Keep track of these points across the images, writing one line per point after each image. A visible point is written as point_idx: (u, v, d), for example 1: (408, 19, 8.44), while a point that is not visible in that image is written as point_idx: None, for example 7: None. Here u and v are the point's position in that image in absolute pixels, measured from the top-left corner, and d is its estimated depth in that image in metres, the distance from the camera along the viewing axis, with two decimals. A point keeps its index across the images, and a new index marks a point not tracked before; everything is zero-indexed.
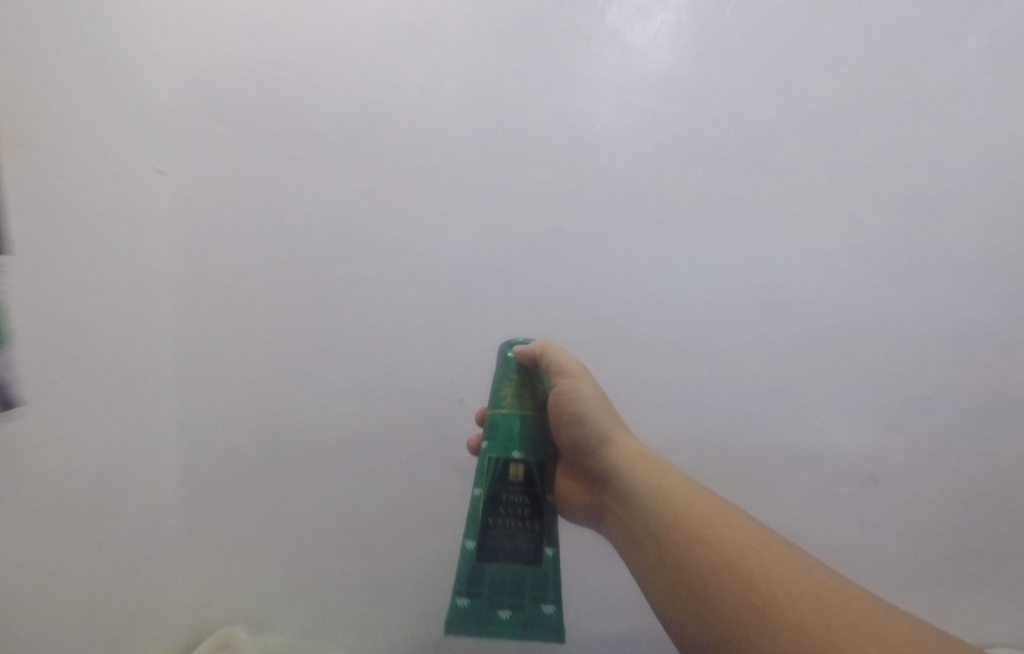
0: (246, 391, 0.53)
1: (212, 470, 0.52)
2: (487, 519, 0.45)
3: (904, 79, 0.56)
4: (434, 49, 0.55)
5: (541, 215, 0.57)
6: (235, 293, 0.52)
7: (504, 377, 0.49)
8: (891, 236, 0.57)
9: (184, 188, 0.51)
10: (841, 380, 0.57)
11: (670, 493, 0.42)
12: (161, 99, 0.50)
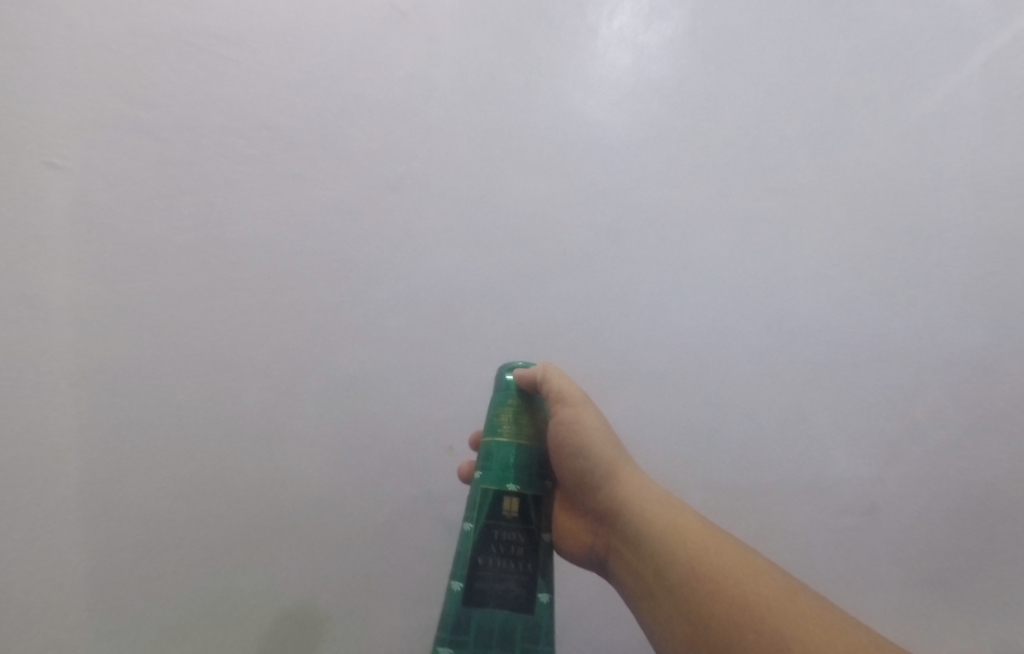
0: (186, 411, 0.45)
1: (144, 463, 0.44)
2: (476, 558, 0.36)
3: (892, 94, 0.58)
4: (420, 41, 0.54)
5: (524, 215, 0.54)
6: (150, 298, 0.46)
7: (500, 400, 0.42)
8: (887, 245, 0.55)
9: (94, 182, 0.46)
10: (859, 400, 0.53)
11: (678, 533, 0.37)
12: (82, 84, 0.47)
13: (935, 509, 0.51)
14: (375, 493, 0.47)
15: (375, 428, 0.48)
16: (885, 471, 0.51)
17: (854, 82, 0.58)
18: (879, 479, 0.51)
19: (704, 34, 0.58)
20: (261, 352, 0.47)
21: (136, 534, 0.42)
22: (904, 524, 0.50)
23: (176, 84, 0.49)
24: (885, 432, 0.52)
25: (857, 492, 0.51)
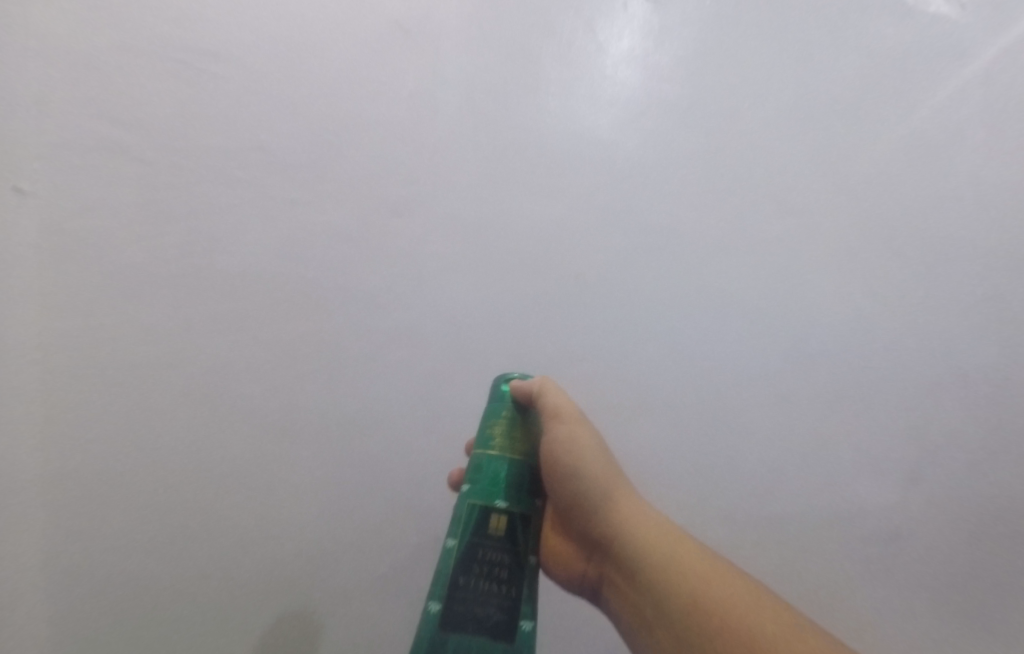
0: (167, 433, 0.42)
1: (121, 481, 0.41)
2: (457, 578, 0.33)
3: (925, 111, 0.54)
4: (423, 56, 0.49)
5: (531, 242, 0.51)
6: (136, 334, 0.43)
7: (494, 413, 0.39)
8: (916, 267, 0.52)
9: (65, 210, 0.42)
10: (893, 430, 0.49)
11: (668, 558, 0.34)
12: (48, 97, 0.42)
13: (980, 550, 0.46)
14: (371, 535, 0.44)
15: (370, 464, 0.45)
16: (918, 510, 0.47)
17: (868, 102, 0.54)
18: (914, 516, 0.47)
19: (710, 52, 0.55)
20: (249, 389, 0.45)
21: (101, 561, 0.39)
22: (947, 568, 0.45)
23: (148, 97, 0.43)
24: (913, 465, 0.48)
25: (892, 532, 0.46)
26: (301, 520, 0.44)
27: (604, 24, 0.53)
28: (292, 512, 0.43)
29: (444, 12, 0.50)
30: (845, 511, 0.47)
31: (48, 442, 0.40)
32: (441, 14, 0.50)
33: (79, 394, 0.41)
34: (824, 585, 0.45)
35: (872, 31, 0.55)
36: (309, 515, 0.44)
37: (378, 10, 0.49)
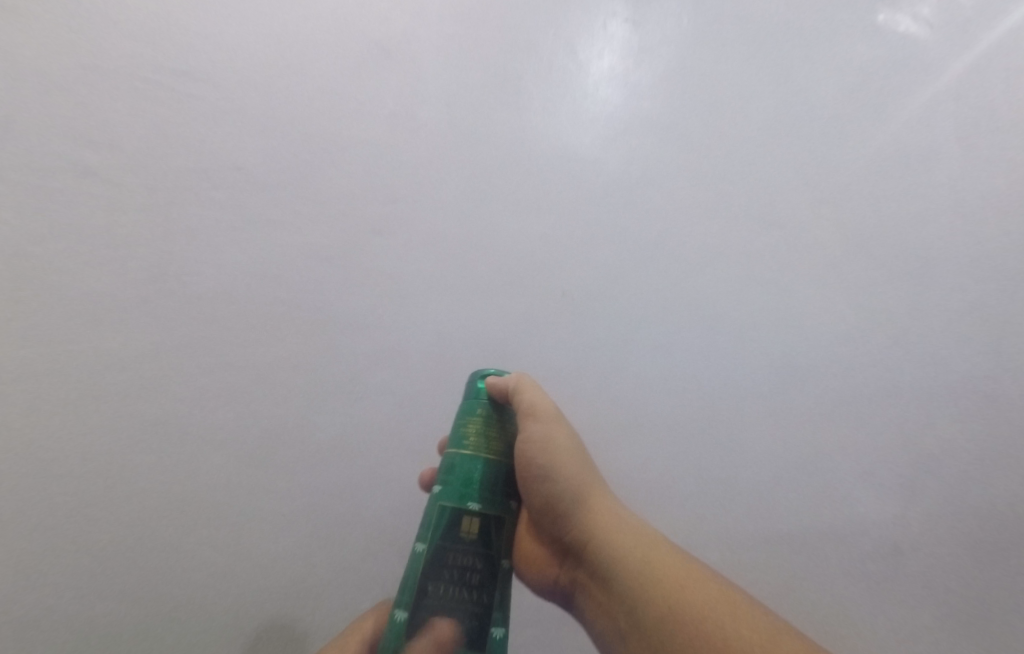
0: (146, 455, 0.41)
1: (98, 504, 0.39)
2: (426, 585, 0.32)
3: (903, 126, 0.55)
4: (402, 75, 0.48)
5: (518, 261, 0.50)
6: (108, 362, 0.41)
7: (468, 411, 0.37)
8: (904, 277, 0.52)
9: (30, 235, 0.40)
10: (893, 442, 0.48)
11: (641, 561, 0.35)
12: (12, 117, 0.40)
13: (980, 563, 0.45)
14: (354, 563, 0.44)
15: (350, 490, 0.45)
16: (916, 523, 0.46)
17: (847, 118, 0.55)
18: (910, 527, 0.46)
19: (690, 70, 0.55)
20: (222, 416, 0.43)
21: (84, 584, 0.38)
22: (944, 581, 0.44)
23: (118, 118, 0.42)
24: (909, 476, 0.47)
25: (888, 545, 0.45)
26: (277, 548, 0.43)
27: (584, 44, 0.53)
28: (266, 541, 0.42)
29: (424, 31, 0.49)
30: (839, 523, 0.46)
31: (18, 470, 0.38)
32: (421, 34, 0.49)
33: (48, 421, 0.39)
34: (814, 597, 0.44)
35: (845, 51, 0.56)
36: (286, 544, 0.43)
37: (357, 28, 0.48)
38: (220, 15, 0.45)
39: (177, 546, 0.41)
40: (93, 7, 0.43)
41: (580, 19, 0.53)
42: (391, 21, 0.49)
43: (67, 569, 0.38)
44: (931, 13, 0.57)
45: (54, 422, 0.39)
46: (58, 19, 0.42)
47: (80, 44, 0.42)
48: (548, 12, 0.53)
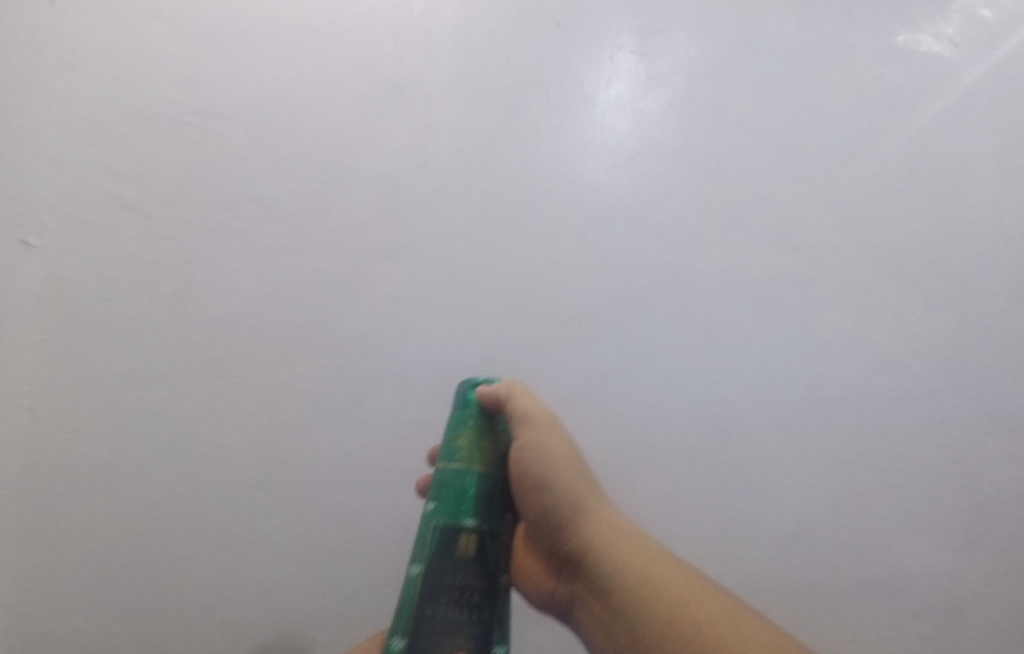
0: (174, 468, 0.43)
1: (133, 513, 0.42)
2: (424, 610, 0.31)
3: (914, 153, 0.56)
4: (412, 109, 0.51)
5: (526, 287, 0.51)
6: (136, 382, 0.43)
7: (459, 420, 0.36)
8: (916, 305, 0.52)
9: (70, 263, 0.43)
10: (897, 469, 0.49)
11: (647, 580, 0.35)
12: (56, 155, 0.44)
13: (976, 585, 0.46)
14: (353, 586, 0.45)
15: (351, 515, 0.46)
16: (916, 548, 0.47)
17: (859, 145, 0.56)
18: (907, 552, 0.47)
19: (699, 97, 0.55)
20: (231, 440, 0.45)
21: (121, 587, 0.41)
22: (942, 603, 0.45)
23: (151, 154, 0.46)
24: (908, 499, 0.48)
25: (888, 569, 0.46)
26: (278, 574, 0.44)
27: (590, 78, 0.54)
28: (267, 567, 0.44)
29: (434, 68, 0.52)
30: (841, 547, 0.47)
31: (62, 479, 0.41)
32: (431, 71, 0.52)
33: (87, 436, 0.42)
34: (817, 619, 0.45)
35: (864, 73, 0.57)
36: (286, 570, 0.44)
37: (371, 67, 0.51)
38: (243, 58, 0.49)
39: (183, 568, 0.42)
40: (125, 51, 0.46)
41: (587, 55, 0.54)
42: (401, 59, 0.51)
43: (82, 587, 0.40)
44: (957, 32, 0.58)
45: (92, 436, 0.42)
46: (94, 60, 0.45)
47: (121, 85, 0.46)
48: (554, 47, 0.54)
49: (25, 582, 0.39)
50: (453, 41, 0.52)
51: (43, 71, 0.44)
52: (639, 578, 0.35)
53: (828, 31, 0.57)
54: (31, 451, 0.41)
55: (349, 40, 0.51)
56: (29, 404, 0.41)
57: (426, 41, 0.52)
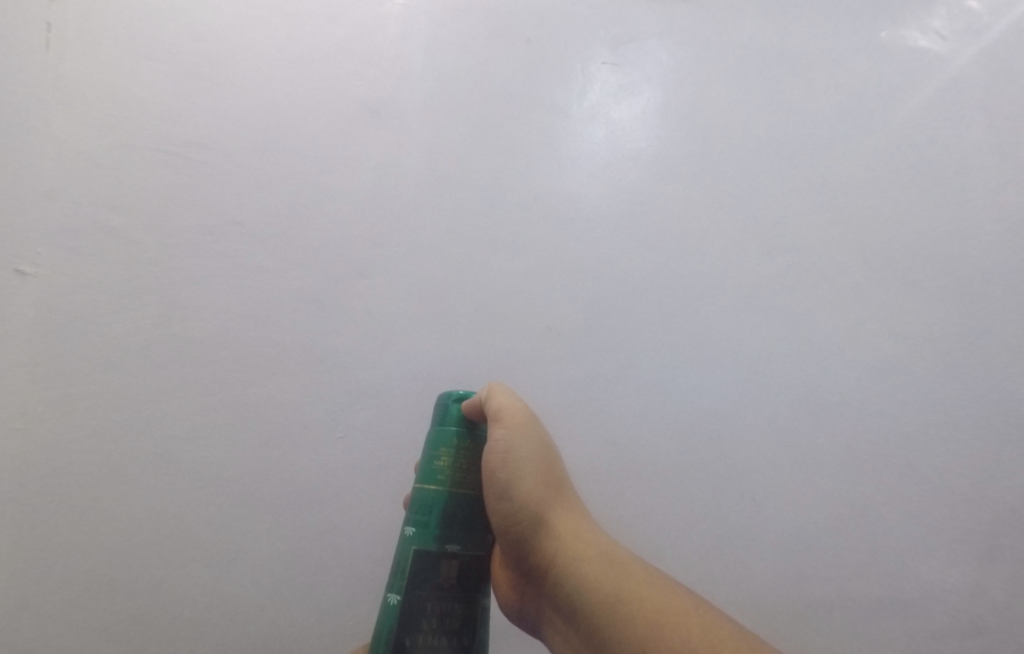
0: (161, 484, 0.44)
1: (121, 531, 0.43)
2: (404, 639, 0.32)
3: (900, 144, 0.55)
4: (389, 129, 0.54)
5: (506, 296, 0.53)
6: (124, 400, 0.45)
7: (440, 440, 0.37)
8: (904, 301, 0.52)
9: (60, 287, 0.45)
10: (886, 469, 0.48)
11: (612, 593, 0.35)
12: (48, 186, 0.46)
13: (965, 589, 0.45)
14: (333, 605, 0.45)
15: (331, 532, 0.46)
16: (903, 555, 0.46)
17: (842, 139, 0.55)
18: (893, 559, 0.46)
19: (672, 105, 0.57)
20: (212, 457, 0.45)
21: (111, 605, 0.41)
22: (930, 607, 0.45)
23: (138, 183, 0.48)
24: (893, 505, 0.47)
25: (874, 576, 0.46)
26: (258, 592, 0.44)
27: (560, 91, 0.57)
28: (247, 585, 0.44)
29: (409, 89, 0.55)
30: (825, 554, 0.46)
31: (52, 498, 0.42)
32: (405, 92, 0.55)
33: (75, 455, 0.43)
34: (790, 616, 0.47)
35: (841, 71, 0.57)
36: (266, 588, 0.44)
37: (348, 92, 0.54)
38: (226, 86, 0.51)
39: (165, 586, 0.43)
40: (111, 85, 0.49)
41: (556, 68, 0.57)
42: (376, 81, 0.54)
43: (73, 606, 0.41)
44: (943, 26, 0.57)
45: (81, 455, 0.43)
46: (79, 95, 0.48)
47: (114, 120, 0.48)
48: (524, 65, 0.57)
49: (14, 600, 0.40)
50: (425, 64, 0.56)
51: (34, 108, 0.47)
52: (605, 592, 0.35)
53: (800, 33, 0.58)
54: (22, 470, 0.42)
55: (328, 65, 0.54)
56: (20, 426, 0.42)
57: (400, 64, 0.55)
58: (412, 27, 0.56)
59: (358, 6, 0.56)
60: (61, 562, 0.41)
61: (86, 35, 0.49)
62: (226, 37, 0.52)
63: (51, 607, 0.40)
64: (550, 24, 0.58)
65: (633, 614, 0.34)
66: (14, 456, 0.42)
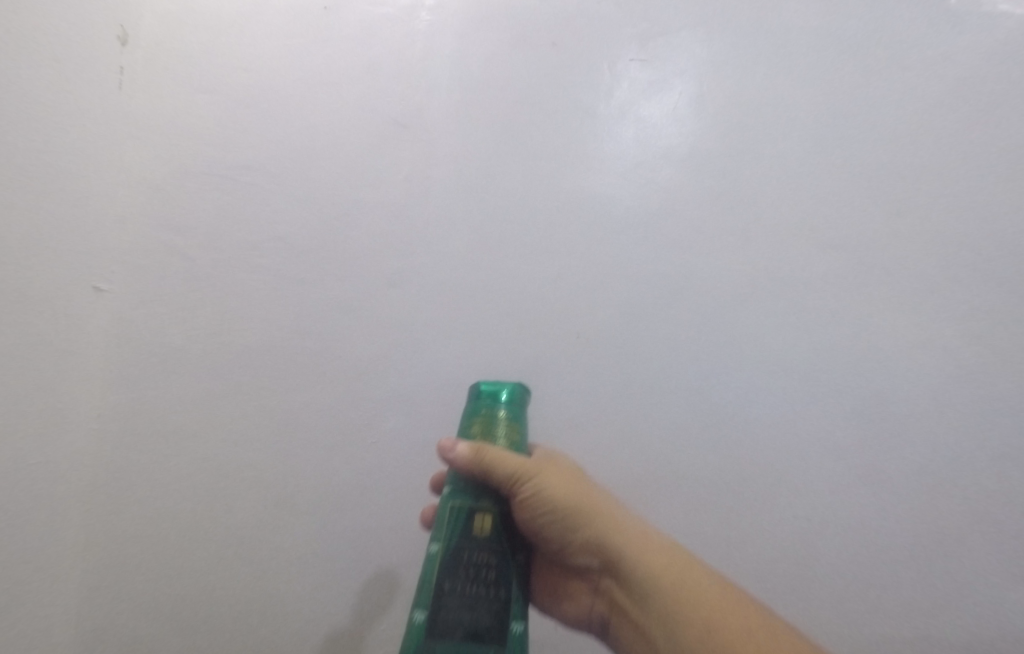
0: (209, 480, 0.47)
1: (176, 521, 0.46)
2: (443, 583, 0.34)
3: (955, 128, 0.52)
4: (417, 140, 0.56)
5: (532, 298, 0.52)
6: (178, 402, 0.48)
7: (472, 412, 0.39)
8: (959, 297, 0.49)
9: (128, 304, 0.50)
10: (932, 474, 0.46)
11: (702, 585, 0.36)
12: (118, 212, 0.51)
13: None
14: (368, 603, 0.46)
15: (365, 535, 0.47)
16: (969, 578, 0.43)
17: (890, 127, 0.53)
18: None
19: (705, 98, 0.55)
20: (257, 459, 0.48)
21: (170, 589, 0.45)
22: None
23: (195, 205, 0.53)
24: (951, 518, 0.45)
25: None
26: (298, 587, 0.46)
27: (587, 92, 0.56)
28: (288, 577, 0.46)
29: (435, 100, 0.56)
30: (871, 569, 0.45)
31: (117, 491, 0.46)
32: (432, 103, 0.56)
33: (135, 451, 0.47)
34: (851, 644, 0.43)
35: (908, 45, 0.54)
36: (303, 587, 0.46)
37: (377, 110, 0.56)
38: (270, 114, 0.55)
39: (216, 572, 0.46)
40: (170, 122, 0.54)
41: (581, 70, 0.57)
42: (405, 95, 0.56)
43: (139, 587, 0.45)
44: None
45: (142, 452, 0.47)
46: (143, 131, 0.53)
47: (176, 151, 0.54)
48: (548, 70, 0.57)
49: (88, 585, 0.44)
50: (451, 74, 0.57)
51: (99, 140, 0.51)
52: (662, 554, 0.38)
53: (860, 7, 0.55)
54: (96, 465, 0.46)
55: (359, 83, 0.57)
56: (92, 425, 0.47)
57: (428, 76, 0.57)
58: (438, 42, 0.58)
59: (387, 23, 0.58)
60: (127, 546, 0.45)
61: (150, 75, 0.54)
62: (269, 66, 0.56)
63: (121, 587, 0.45)
64: (576, 25, 0.58)
65: (729, 606, 0.36)
66: (85, 453, 0.46)
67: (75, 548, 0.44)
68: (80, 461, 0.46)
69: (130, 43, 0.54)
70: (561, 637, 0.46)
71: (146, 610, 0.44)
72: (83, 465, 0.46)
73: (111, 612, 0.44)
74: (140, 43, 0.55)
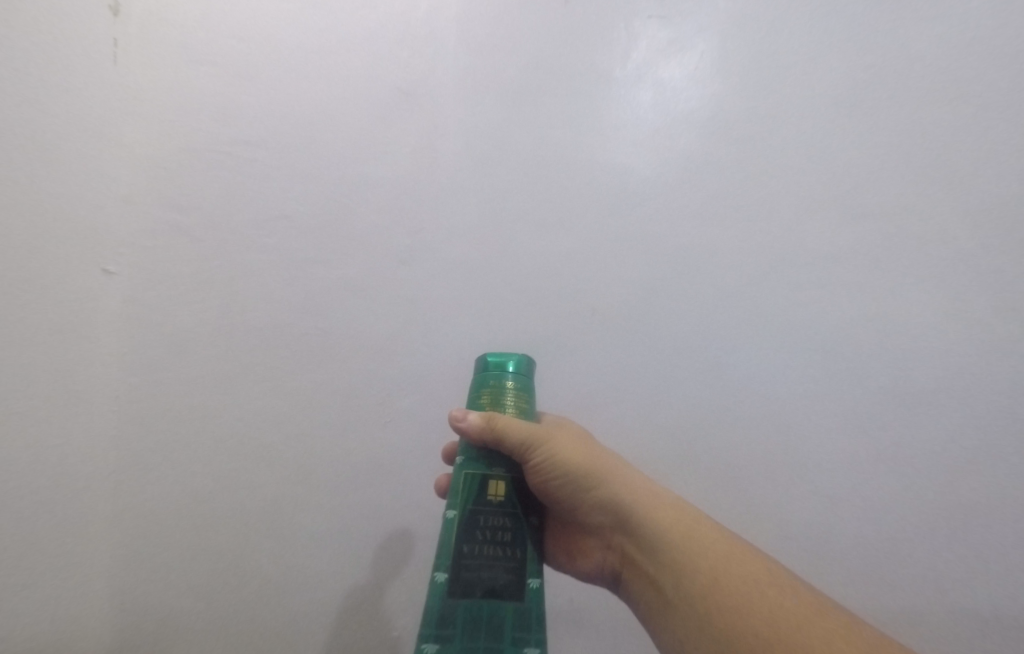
0: (225, 457, 0.48)
1: (195, 497, 0.47)
2: (461, 546, 0.34)
3: (993, 85, 0.49)
4: (423, 111, 0.53)
5: (545, 273, 0.51)
6: (191, 383, 0.48)
7: (479, 384, 0.38)
8: (992, 266, 0.47)
9: (136, 285, 0.49)
10: (966, 451, 0.44)
11: (716, 539, 0.36)
12: (121, 191, 0.50)
13: None
14: (388, 576, 0.47)
15: (380, 512, 0.48)
16: (997, 558, 0.42)
17: (923, 86, 0.50)
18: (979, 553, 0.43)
19: (727, 58, 0.52)
20: (270, 438, 0.48)
21: (194, 561, 0.46)
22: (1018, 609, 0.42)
23: (199, 183, 0.51)
24: (977, 494, 0.43)
25: (958, 573, 0.42)
26: (319, 560, 0.47)
27: (601, 55, 0.54)
28: (310, 551, 0.47)
29: (441, 67, 0.54)
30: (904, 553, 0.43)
31: (134, 469, 0.46)
32: (438, 71, 0.54)
33: (149, 430, 0.47)
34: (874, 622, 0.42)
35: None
36: (321, 560, 0.47)
37: (380, 78, 0.54)
38: (271, 86, 0.53)
39: (239, 545, 0.47)
40: (168, 95, 0.52)
41: (595, 30, 0.54)
42: (410, 63, 0.54)
43: (163, 561, 0.46)
44: None
45: (156, 430, 0.47)
46: (138, 104, 0.51)
47: (174, 126, 0.52)
48: (561, 30, 0.54)
49: (110, 560, 0.45)
50: (458, 39, 0.54)
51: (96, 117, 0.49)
52: (675, 511, 0.37)
53: None
54: (112, 444, 0.46)
55: (362, 50, 0.54)
56: (106, 405, 0.47)
57: (433, 42, 0.54)
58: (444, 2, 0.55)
59: None
60: (148, 522, 0.46)
61: (144, 46, 0.52)
62: (267, 35, 0.54)
63: (143, 562, 0.45)
64: None
65: (746, 557, 0.35)
66: (100, 432, 0.46)
67: (97, 524, 0.45)
68: (97, 440, 0.46)
69: (123, 13, 0.52)
70: (576, 612, 0.47)
71: (171, 581, 0.45)
72: (99, 444, 0.46)
73: (134, 586, 0.45)
74: (134, 11, 0.52)
